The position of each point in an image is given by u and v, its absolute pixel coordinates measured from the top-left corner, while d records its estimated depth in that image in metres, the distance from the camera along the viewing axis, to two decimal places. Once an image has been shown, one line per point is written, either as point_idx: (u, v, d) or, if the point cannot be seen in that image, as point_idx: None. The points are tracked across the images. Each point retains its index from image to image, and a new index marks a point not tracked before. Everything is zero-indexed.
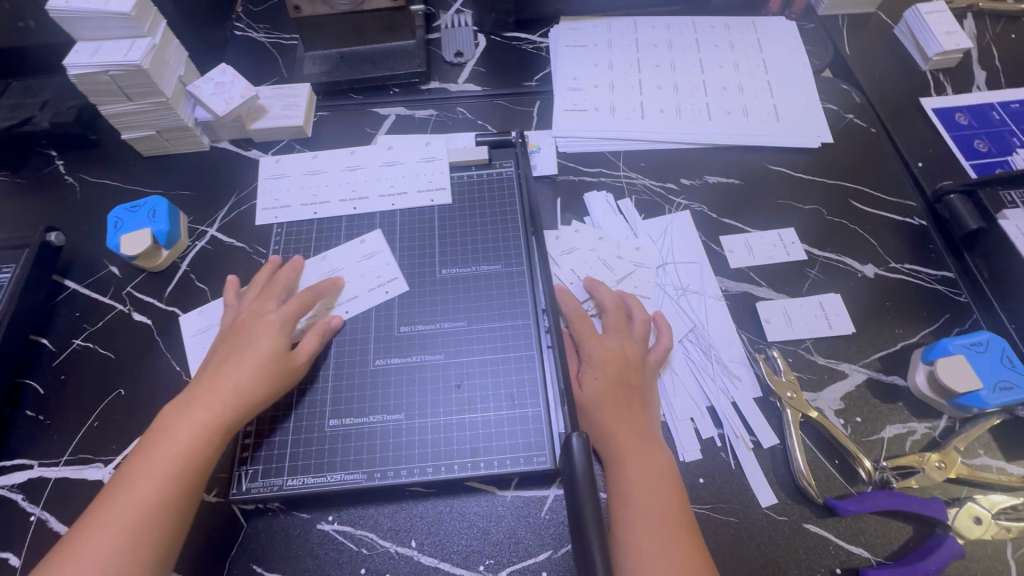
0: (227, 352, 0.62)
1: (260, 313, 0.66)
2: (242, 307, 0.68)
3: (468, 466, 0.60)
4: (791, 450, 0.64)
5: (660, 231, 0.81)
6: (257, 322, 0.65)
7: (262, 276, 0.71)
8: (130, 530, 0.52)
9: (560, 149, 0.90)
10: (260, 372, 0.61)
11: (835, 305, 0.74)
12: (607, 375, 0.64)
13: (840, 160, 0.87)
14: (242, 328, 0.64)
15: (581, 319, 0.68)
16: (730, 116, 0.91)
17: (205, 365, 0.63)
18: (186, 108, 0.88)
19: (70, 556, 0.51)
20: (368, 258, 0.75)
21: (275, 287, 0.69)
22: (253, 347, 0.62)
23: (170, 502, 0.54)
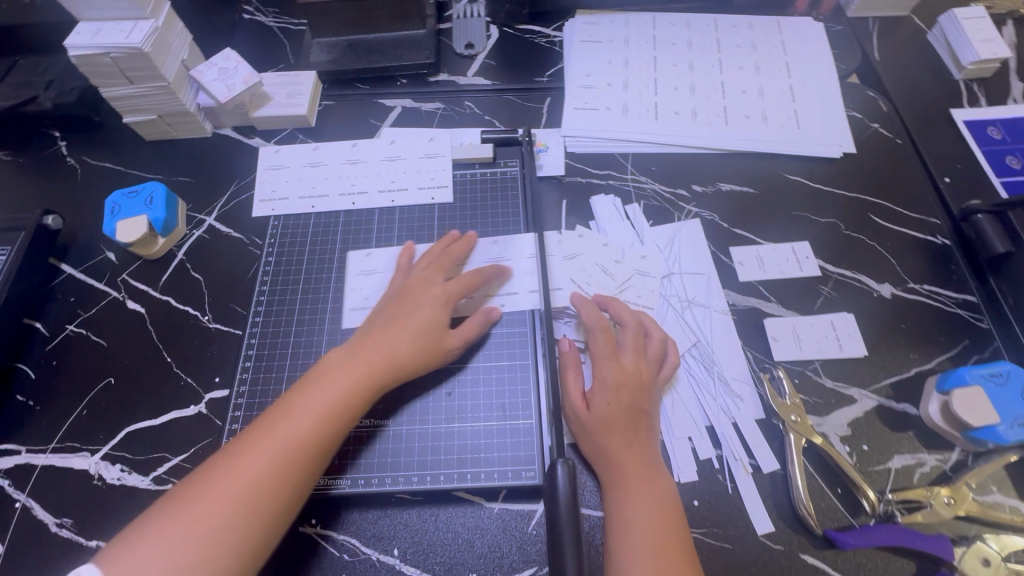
0: (391, 318, 0.63)
1: (433, 283, 0.66)
2: (411, 274, 0.68)
3: (455, 477, 0.59)
4: (792, 477, 0.61)
5: (667, 239, 0.78)
6: (423, 293, 0.65)
7: (434, 247, 0.70)
8: (264, 477, 0.51)
9: (568, 148, 0.87)
10: (414, 345, 0.61)
11: (847, 325, 0.70)
12: (620, 398, 0.62)
13: (862, 171, 0.83)
14: (412, 297, 0.65)
15: (600, 334, 0.66)
16: (748, 121, 0.88)
17: (365, 330, 0.63)
18: (188, 93, 0.86)
19: (200, 493, 0.50)
20: (364, 275, 0.73)
21: (448, 260, 0.68)
22: (418, 318, 0.62)
23: (304, 461, 0.53)
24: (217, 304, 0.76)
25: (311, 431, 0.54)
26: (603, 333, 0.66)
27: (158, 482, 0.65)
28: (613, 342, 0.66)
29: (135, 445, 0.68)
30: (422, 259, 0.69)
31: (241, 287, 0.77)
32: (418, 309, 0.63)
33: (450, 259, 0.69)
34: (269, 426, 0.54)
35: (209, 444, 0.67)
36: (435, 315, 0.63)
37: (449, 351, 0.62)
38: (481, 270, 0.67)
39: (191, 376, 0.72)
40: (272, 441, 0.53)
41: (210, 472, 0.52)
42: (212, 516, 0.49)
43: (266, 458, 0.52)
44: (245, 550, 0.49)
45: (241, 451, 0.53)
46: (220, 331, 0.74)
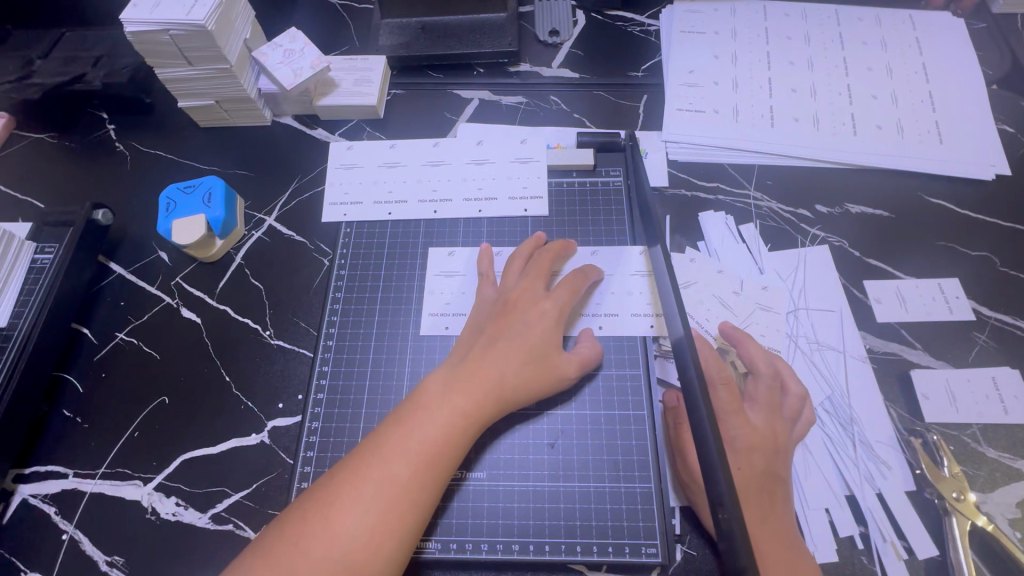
0: (495, 336, 0.55)
1: (539, 294, 0.58)
2: (507, 284, 0.60)
3: (561, 547, 0.52)
4: (957, 569, 0.51)
5: (791, 268, 0.68)
6: (530, 306, 0.57)
7: (524, 250, 0.62)
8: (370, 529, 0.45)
9: (671, 156, 0.76)
10: (527, 369, 0.54)
11: (1011, 383, 0.60)
12: (752, 462, 0.52)
13: (1018, 197, 0.72)
14: (517, 310, 0.57)
15: (722, 387, 0.55)
16: (881, 131, 0.76)
17: (466, 348, 0.55)
18: (250, 77, 0.78)
19: (298, 547, 0.44)
20: (446, 276, 0.66)
21: (547, 264, 0.60)
22: (529, 338, 0.55)
23: (411, 508, 0.46)
24: (279, 318, 0.69)
25: (418, 475, 0.47)
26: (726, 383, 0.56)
27: (216, 521, 0.58)
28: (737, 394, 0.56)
29: (191, 476, 0.61)
30: (512, 266, 0.61)
31: (306, 299, 0.69)
32: (527, 326, 0.55)
33: (549, 264, 0.61)
34: (370, 468, 0.47)
35: (272, 480, 0.60)
36: (547, 333, 0.56)
37: (566, 376, 0.55)
38: (584, 275, 0.60)
39: (252, 399, 0.64)
40: (375, 488, 0.46)
41: (305, 525, 0.45)
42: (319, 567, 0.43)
43: (371, 509, 0.45)
44: None
45: (340, 499, 0.46)
46: (283, 349, 0.67)
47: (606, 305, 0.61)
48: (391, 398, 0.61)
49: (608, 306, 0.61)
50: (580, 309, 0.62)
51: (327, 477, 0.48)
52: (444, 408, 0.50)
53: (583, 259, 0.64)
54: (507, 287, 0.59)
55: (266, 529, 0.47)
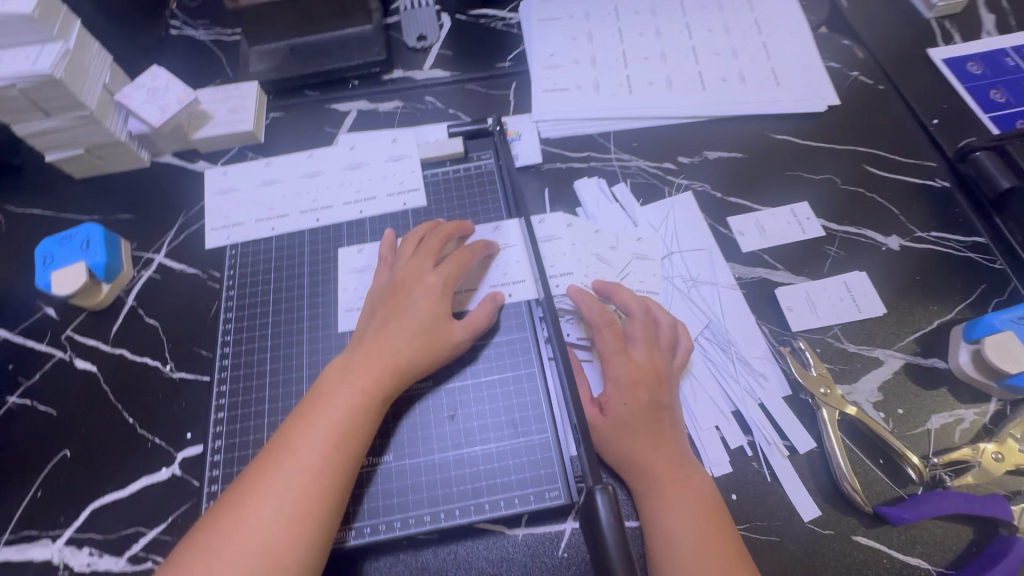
0: (387, 318, 0.57)
1: (427, 270, 0.60)
2: (399, 264, 0.62)
3: (472, 510, 0.54)
4: (832, 454, 0.57)
5: (660, 217, 0.73)
6: (418, 284, 0.59)
7: (417, 232, 0.64)
8: (289, 519, 0.47)
9: (542, 134, 0.80)
10: (422, 343, 0.56)
11: (861, 284, 0.67)
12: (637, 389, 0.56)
13: (849, 123, 0.80)
14: (407, 289, 0.59)
15: (606, 329, 0.58)
16: (726, 84, 0.83)
17: (362, 336, 0.58)
18: (116, 120, 0.77)
19: (212, 550, 0.46)
20: (360, 273, 0.68)
21: (437, 244, 0.62)
22: (420, 312, 0.57)
23: (329, 491, 0.49)
24: (178, 350, 0.68)
25: (327, 459, 0.50)
26: (609, 323, 0.59)
27: (134, 562, 0.57)
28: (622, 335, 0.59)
29: (102, 523, 0.60)
30: (406, 247, 0.63)
31: (203, 328, 0.69)
32: (416, 301, 0.58)
33: (438, 244, 0.62)
34: (279, 464, 0.49)
35: (188, 510, 0.60)
36: (437, 307, 0.58)
37: (459, 342, 0.58)
38: (472, 250, 0.62)
39: (159, 435, 0.64)
40: (286, 481, 0.48)
41: (217, 530, 0.47)
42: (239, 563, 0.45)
43: (286, 501, 0.48)
44: None
45: (252, 498, 0.48)
46: (185, 380, 0.66)
47: (511, 274, 0.64)
48: (294, 403, 0.62)
49: (513, 274, 0.65)
50: (476, 278, 0.65)
51: (238, 482, 0.50)
52: (345, 393, 0.53)
53: (484, 236, 0.68)
54: (399, 268, 0.61)
55: (177, 546, 0.48)
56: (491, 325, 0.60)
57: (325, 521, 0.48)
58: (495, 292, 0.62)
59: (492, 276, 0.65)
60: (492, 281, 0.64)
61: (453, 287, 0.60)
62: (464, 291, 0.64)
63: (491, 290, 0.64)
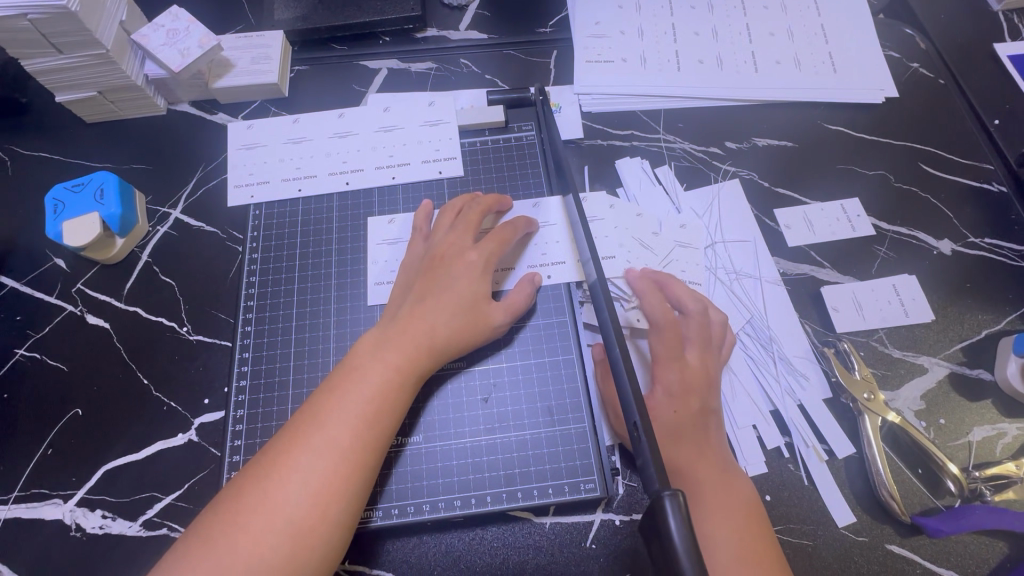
0: (423, 293, 0.55)
1: (466, 246, 0.57)
2: (435, 238, 0.59)
3: (503, 497, 0.52)
4: (871, 461, 0.55)
5: (705, 204, 0.70)
6: (456, 260, 0.56)
7: (455, 203, 0.61)
8: (316, 497, 0.45)
9: (584, 108, 0.76)
10: (459, 322, 0.54)
11: (910, 288, 0.64)
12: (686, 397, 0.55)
13: (906, 117, 0.76)
14: (445, 265, 0.56)
15: (667, 330, 0.57)
16: (780, 67, 0.78)
17: (395, 311, 0.55)
18: (133, 62, 0.72)
19: (234, 524, 0.44)
20: (390, 244, 0.64)
21: (476, 218, 0.59)
22: (458, 290, 0.54)
23: (358, 470, 0.47)
24: (196, 312, 0.65)
25: (358, 436, 0.48)
26: (671, 324, 0.57)
27: (149, 527, 0.56)
28: (682, 336, 0.57)
29: (115, 486, 0.58)
30: (442, 220, 0.60)
31: (222, 291, 0.66)
32: (454, 278, 0.55)
33: (478, 218, 0.59)
34: (306, 438, 0.47)
35: (205, 478, 0.58)
36: (476, 286, 0.55)
37: (496, 324, 0.55)
38: (513, 227, 0.59)
39: (175, 399, 0.61)
40: (314, 456, 0.46)
41: (240, 500, 0.45)
42: (264, 539, 0.43)
43: (312, 477, 0.45)
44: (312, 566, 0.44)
45: (276, 470, 0.46)
46: (203, 343, 0.64)
47: (551, 255, 0.61)
48: (318, 375, 0.60)
49: (553, 255, 0.61)
50: (514, 256, 0.62)
51: (262, 454, 0.48)
52: (378, 368, 0.50)
53: (522, 212, 0.64)
54: (435, 241, 0.58)
55: (197, 515, 0.46)
56: (530, 307, 0.57)
57: (353, 501, 0.46)
58: (533, 273, 0.59)
59: (531, 256, 0.61)
60: (530, 261, 0.61)
61: (493, 265, 0.57)
62: (500, 270, 0.61)
63: (529, 271, 0.61)
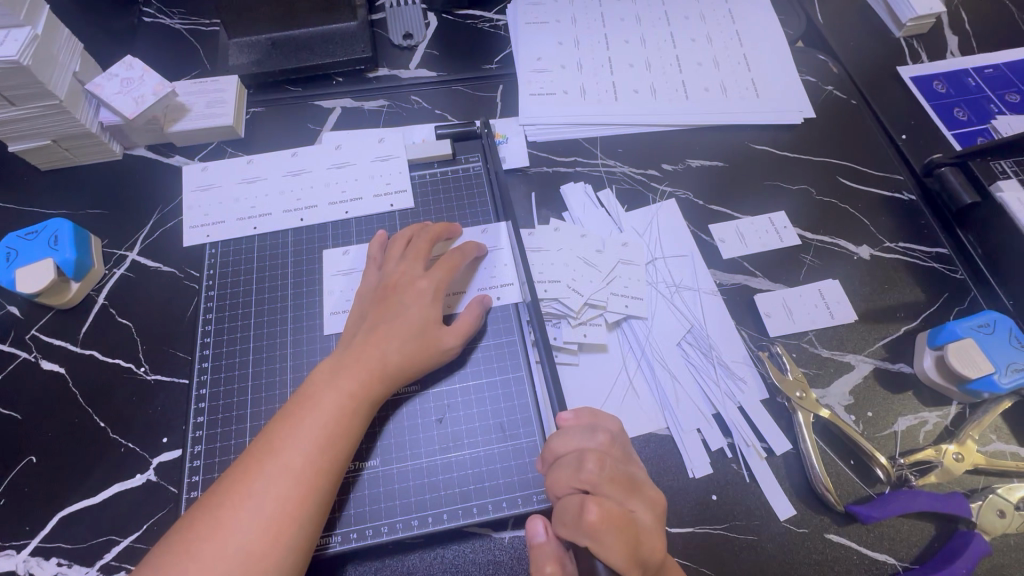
0: (377, 321, 0.57)
1: (416, 274, 0.60)
2: (387, 267, 0.62)
3: (459, 513, 0.54)
4: (806, 455, 0.59)
5: (645, 223, 0.74)
6: (408, 288, 0.59)
7: (405, 233, 0.64)
8: (271, 522, 0.46)
9: (529, 138, 0.81)
10: (412, 348, 0.56)
11: (834, 291, 0.70)
12: (646, 528, 0.46)
13: (824, 135, 0.83)
14: (396, 293, 0.59)
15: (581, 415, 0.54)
16: (708, 94, 0.85)
17: (350, 339, 0.57)
18: (87, 111, 0.74)
19: (188, 554, 0.45)
20: (345, 275, 0.67)
21: (425, 246, 0.62)
22: (409, 316, 0.57)
23: (313, 494, 0.49)
24: (154, 352, 0.66)
25: (313, 461, 0.49)
26: (608, 453, 0.50)
27: (107, 572, 0.55)
28: (627, 474, 0.49)
29: (71, 532, 0.57)
30: (393, 250, 0.63)
31: (182, 329, 0.67)
32: (406, 306, 0.58)
33: (428, 247, 0.62)
34: (261, 466, 0.48)
35: (164, 516, 0.58)
36: (427, 312, 0.58)
37: (447, 346, 0.58)
38: (463, 253, 0.62)
39: (133, 440, 0.61)
40: (269, 483, 0.48)
41: (195, 530, 0.46)
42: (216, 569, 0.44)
43: (266, 503, 0.47)
44: None
45: (232, 499, 0.47)
46: (161, 383, 0.64)
47: (500, 277, 0.65)
48: (277, 406, 0.61)
49: (501, 277, 0.65)
50: (465, 280, 0.65)
51: (218, 484, 0.49)
52: (335, 392, 0.53)
53: (472, 238, 0.68)
54: (388, 271, 0.61)
55: (152, 548, 0.47)
56: (479, 329, 0.60)
57: (309, 525, 0.48)
58: (483, 295, 0.62)
59: (481, 279, 0.65)
60: (480, 285, 0.64)
61: (443, 291, 0.60)
62: (452, 295, 0.64)
63: (479, 293, 0.64)
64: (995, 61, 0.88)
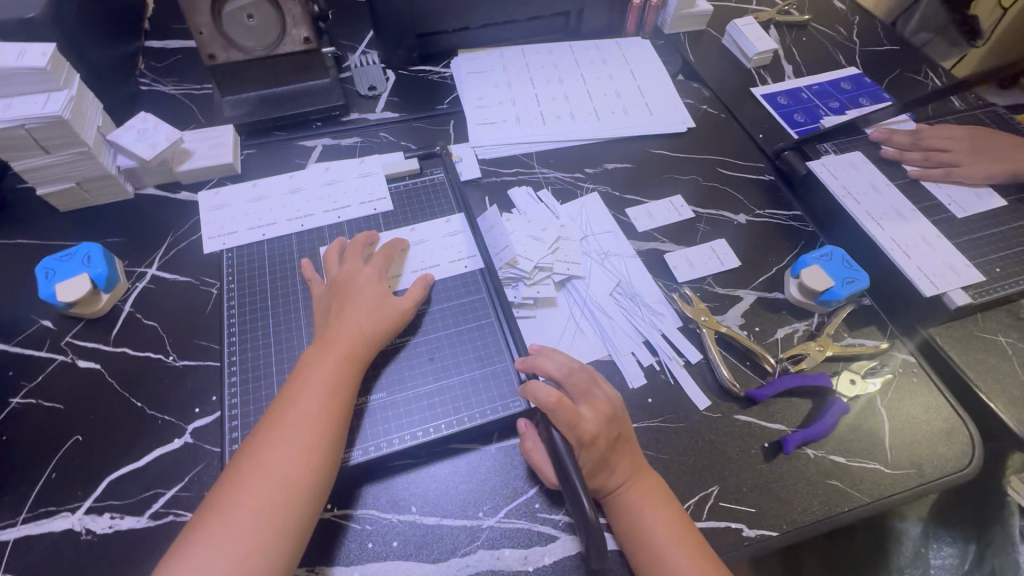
0: (341, 306, 0.72)
1: (359, 268, 0.76)
2: (331, 273, 0.77)
3: (454, 422, 0.69)
4: (713, 359, 0.78)
5: (576, 211, 0.95)
6: (356, 277, 0.75)
7: (336, 248, 0.79)
8: (303, 453, 0.60)
9: (479, 156, 1.01)
10: (376, 314, 0.71)
11: (723, 247, 0.91)
12: (585, 420, 0.63)
13: (704, 139, 1.08)
14: (348, 284, 0.74)
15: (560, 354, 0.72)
16: (614, 115, 1.09)
17: (325, 322, 0.72)
18: (107, 156, 0.89)
19: (239, 487, 0.58)
20: None
21: (358, 249, 0.79)
22: (365, 296, 0.73)
23: (328, 429, 0.62)
24: (179, 342, 0.78)
25: (323, 405, 0.63)
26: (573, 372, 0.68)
27: (155, 518, 0.65)
28: (586, 387, 0.66)
29: (121, 491, 0.66)
30: (331, 260, 0.78)
31: (202, 323, 0.80)
32: (359, 290, 0.73)
33: (360, 248, 0.79)
34: (284, 417, 0.62)
35: (204, 469, 0.68)
36: (377, 290, 0.74)
37: (404, 310, 0.74)
38: (392, 248, 0.80)
39: (168, 413, 0.72)
40: (291, 428, 0.61)
41: (241, 470, 0.59)
42: (265, 493, 0.57)
43: (294, 441, 0.60)
44: (309, 504, 0.59)
45: (267, 443, 0.60)
46: (189, 366, 0.76)
47: (464, 252, 0.85)
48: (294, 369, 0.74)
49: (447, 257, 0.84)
50: (399, 268, 0.82)
51: (252, 439, 0.62)
52: (327, 357, 0.67)
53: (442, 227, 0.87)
54: (332, 274, 0.76)
55: (209, 494, 0.59)
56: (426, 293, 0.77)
57: (332, 452, 0.62)
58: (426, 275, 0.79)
59: (448, 256, 0.84)
60: (449, 260, 0.84)
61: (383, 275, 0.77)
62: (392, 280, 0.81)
63: (414, 275, 0.82)
64: (819, 80, 1.18)
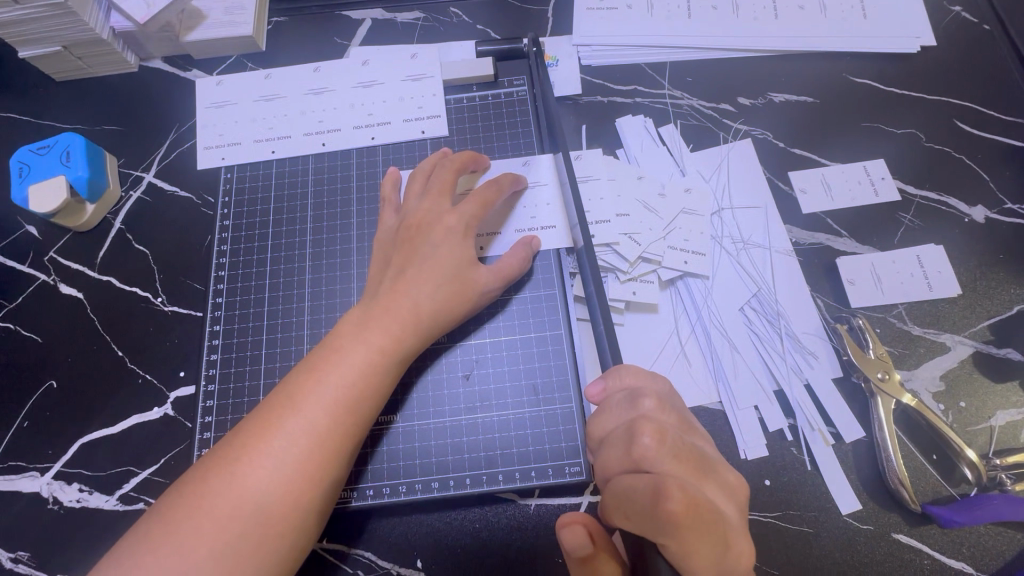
0: (404, 267, 0.51)
1: (444, 210, 0.53)
2: (409, 206, 0.55)
3: (482, 479, 0.51)
4: (882, 450, 0.51)
5: (712, 166, 0.64)
6: (435, 225, 0.52)
7: (425, 168, 0.56)
8: (294, 482, 0.43)
9: (583, 61, 0.69)
10: (446, 294, 0.50)
11: (936, 259, 0.59)
12: (732, 526, 0.35)
13: (945, 68, 0.68)
14: (423, 233, 0.52)
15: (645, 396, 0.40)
16: (804, 13, 0.70)
17: (376, 286, 0.51)
18: (95, 13, 0.66)
19: (198, 508, 0.41)
20: None
21: (450, 179, 0.54)
22: (439, 258, 0.51)
23: (338, 453, 0.45)
24: (171, 282, 0.63)
25: (337, 418, 0.45)
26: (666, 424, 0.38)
27: (125, 502, 0.55)
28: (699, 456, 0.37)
29: (92, 459, 0.56)
30: (415, 185, 0.55)
31: (198, 260, 0.63)
32: (432, 250, 0.51)
33: (453, 179, 0.54)
34: (281, 422, 0.44)
35: (181, 452, 0.56)
36: (457, 252, 0.51)
37: (488, 292, 0.52)
38: (497, 187, 0.55)
39: (151, 371, 0.59)
40: (287, 442, 0.43)
41: (207, 485, 0.42)
42: (234, 527, 0.41)
43: (287, 461, 0.43)
44: (289, 550, 0.42)
45: (251, 454, 0.43)
46: (178, 315, 0.61)
47: (539, 218, 0.57)
48: (293, 350, 0.57)
49: (543, 218, 0.58)
50: (499, 221, 0.58)
51: (234, 436, 0.44)
52: (360, 346, 0.47)
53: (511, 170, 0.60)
54: (409, 210, 0.54)
55: (163, 493, 0.43)
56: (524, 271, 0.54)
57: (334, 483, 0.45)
58: (528, 237, 0.55)
59: (518, 219, 0.58)
60: (518, 225, 0.57)
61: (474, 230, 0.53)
62: (486, 233, 0.58)
63: (518, 235, 0.57)
64: None
